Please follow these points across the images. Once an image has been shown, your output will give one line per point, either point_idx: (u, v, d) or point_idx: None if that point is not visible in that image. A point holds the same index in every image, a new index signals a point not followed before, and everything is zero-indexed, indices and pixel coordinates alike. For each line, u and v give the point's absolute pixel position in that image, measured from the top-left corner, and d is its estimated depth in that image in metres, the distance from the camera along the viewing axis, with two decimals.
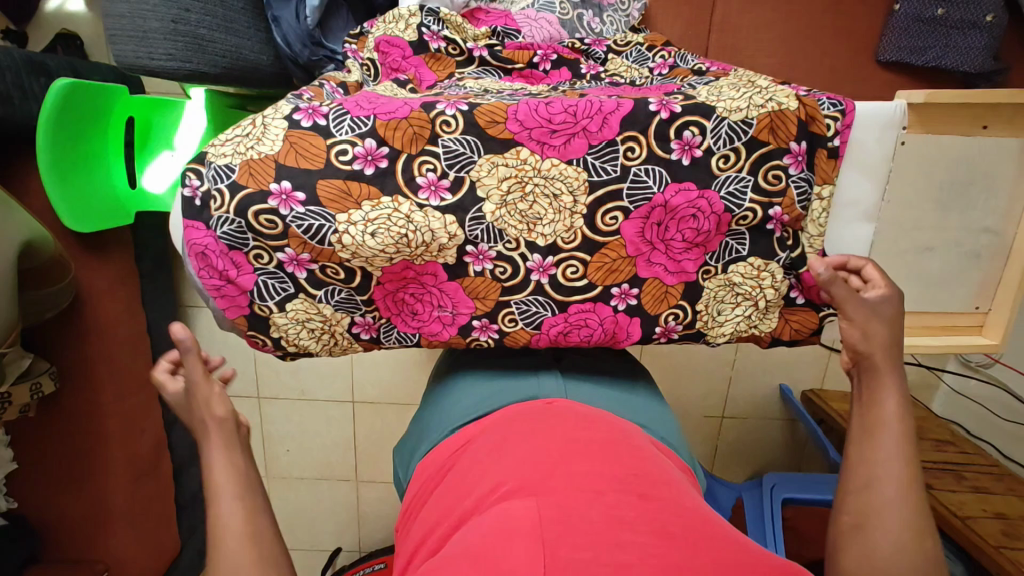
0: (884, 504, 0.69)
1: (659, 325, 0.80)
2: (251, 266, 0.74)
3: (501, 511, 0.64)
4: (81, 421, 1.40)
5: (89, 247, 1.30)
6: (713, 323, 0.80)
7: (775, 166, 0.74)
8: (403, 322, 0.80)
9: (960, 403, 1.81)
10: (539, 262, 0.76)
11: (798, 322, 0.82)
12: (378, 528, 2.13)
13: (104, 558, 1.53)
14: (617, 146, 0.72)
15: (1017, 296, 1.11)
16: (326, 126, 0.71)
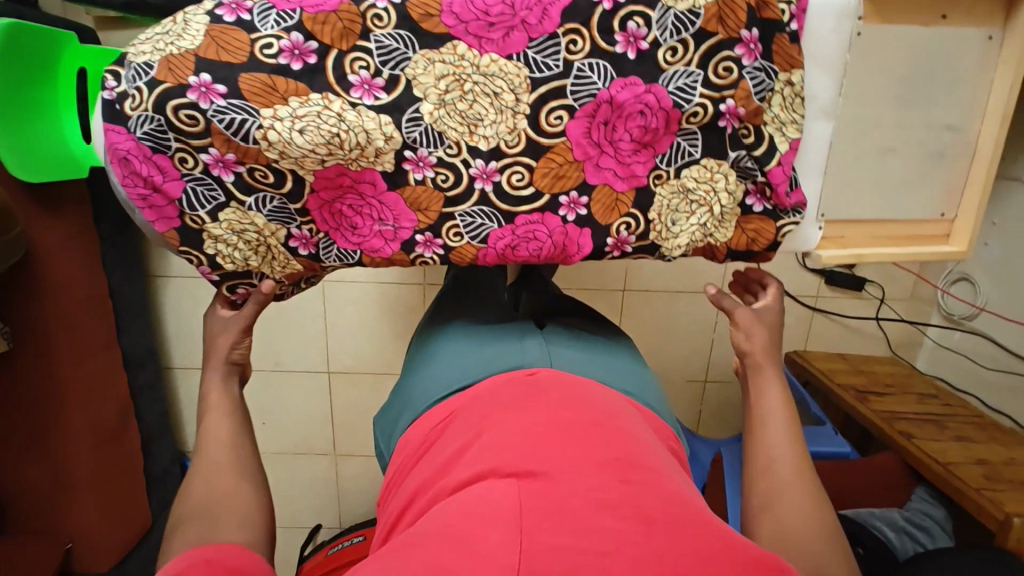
0: (780, 485, 0.81)
1: (611, 237, 0.85)
2: (177, 171, 0.78)
3: (480, 486, 0.65)
4: (39, 385, 1.36)
5: (41, 201, 1.25)
6: (666, 234, 0.86)
7: (726, 57, 0.79)
8: (343, 237, 0.83)
9: (943, 357, 1.80)
10: (481, 168, 0.81)
11: (754, 230, 0.88)
12: (357, 504, 2.09)
13: (68, 528, 1.49)
14: (558, 39, 0.77)
15: (984, 199, 0.96)
16: (250, 21, 0.75)
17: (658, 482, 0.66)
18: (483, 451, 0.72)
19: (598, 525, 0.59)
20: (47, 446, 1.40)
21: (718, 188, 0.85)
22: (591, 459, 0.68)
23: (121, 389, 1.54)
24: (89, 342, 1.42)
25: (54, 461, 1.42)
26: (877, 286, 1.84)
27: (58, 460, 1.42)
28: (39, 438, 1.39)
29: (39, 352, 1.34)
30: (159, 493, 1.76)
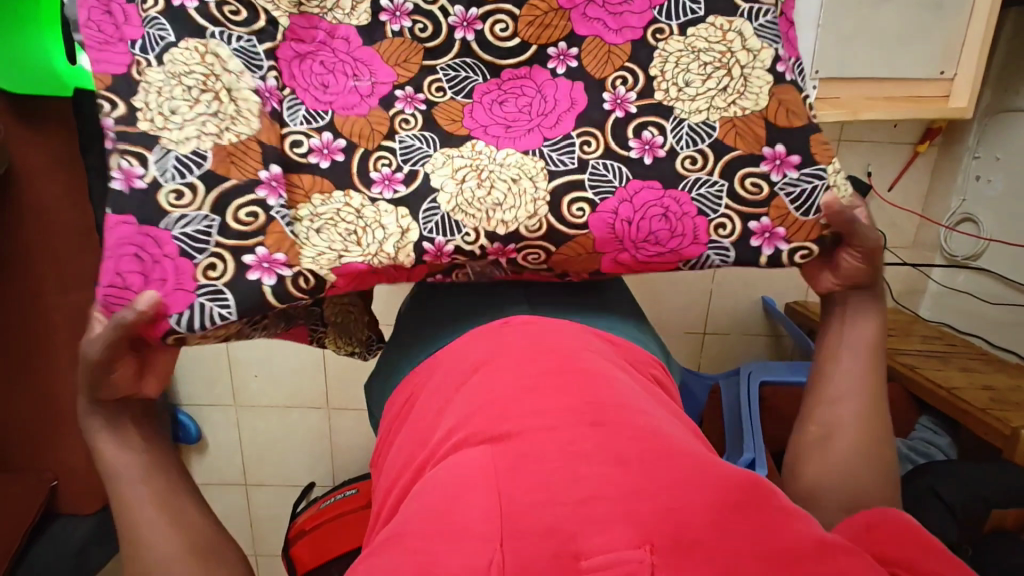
0: (844, 419, 0.78)
1: (608, 92, 0.80)
2: (139, 15, 0.73)
3: (450, 468, 0.58)
4: (25, 311, 1.34)
5: (27, 121, 1.24)
6: (675, 96, 0.79)
7: None
8: (312, 96, 0.80)
9: (946, 301, 1.76)
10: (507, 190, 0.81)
11: (788, 104, 0.78)
12: (352, 461, 2.07)
13: (54, 467, 1.46)
14: None
15: (980, 51, 1.26)
16: None
17: (632, 417, 0.60)
18: (455, 417, 0.65)
19: (575, 477, 0.53)
20: (35, 377, 1.39)
21: (733, 49, 0.78)
22: (560, 409, 0.60)
23: None
24: (75, 274, 1.39)
25: (44, 391, 1.40)
26: (878, 232, 1.81)
27: (47, 392, 1.40)
28: (27, 369, 1.38)
29: (24, 277, 1.32)
30: None
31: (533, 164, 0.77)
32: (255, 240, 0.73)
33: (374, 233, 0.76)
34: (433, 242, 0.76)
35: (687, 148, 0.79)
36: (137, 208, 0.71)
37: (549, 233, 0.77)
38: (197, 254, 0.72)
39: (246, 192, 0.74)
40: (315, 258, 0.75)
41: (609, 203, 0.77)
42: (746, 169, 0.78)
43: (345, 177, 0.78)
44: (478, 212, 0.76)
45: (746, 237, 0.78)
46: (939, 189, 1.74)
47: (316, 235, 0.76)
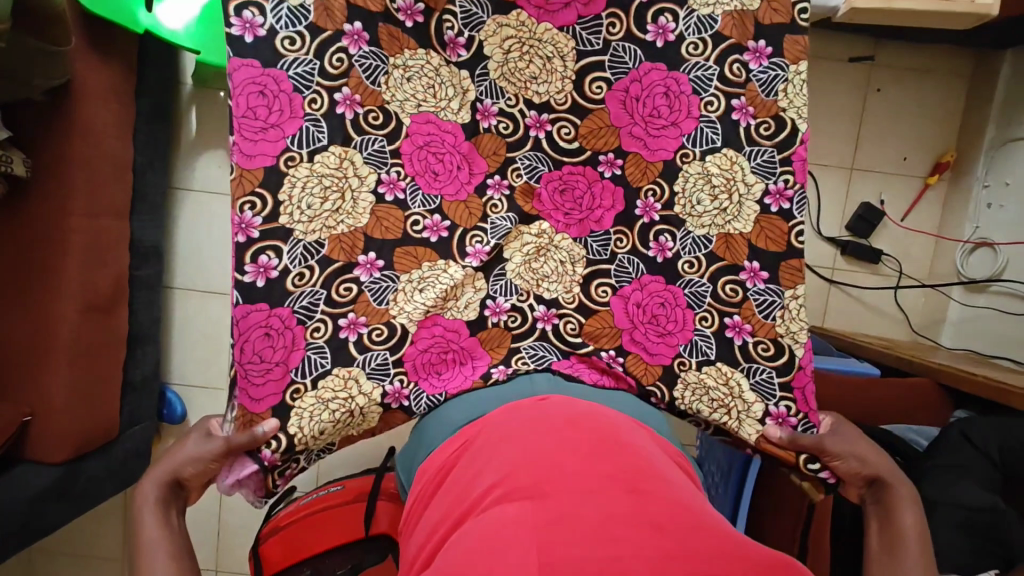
0: None
1: None
2: None
3: (494, 518, 0.58)
4: (47, 227, 1.34)
5: (94, 45, 1.33)
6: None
7: None
8: None
9: (967, 329, 1.72)
10: (544, 311, 0.96)
11: (777, 6, 0.92)
12: (340, 464, 1.92)
13: (33, 402, 1.37)
14: None
15: None
16: None
17: (671, 497, 0.60)
18: (497, 475, 0.65)
19: (616, 537, 0.53)
20: (37, 297, 1.36)
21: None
22: (597, 474, 0.62)
23: (121, 263, 1.49)
24: (102, 201, 1.41)
25: (44, 315, 1.35)
26: (893, 259, 1.82)
27: (46, 316, 1.36)
28: (33, 288, 1.36)
29: (53, 192, 1.34)
30: (133, 404, 1.62)
31: (565, 43, 0.95)
32: (338, 83, 0.91)
33: (446, 90, 0.95)
34: (480, 105, 0.96)
35: (693, 35, 0.93)
36: (262, 53, 0.88)
37: (573, 106, 0.96)
38: (306, 90, 0.90)
39: (335, 42, 0.90)
40: (399, 107, 0.94)
41: (625, 82, 0.95)
42: (733, 56, 0.93)
43: (427, 40, 0.94)
44: (517, 84, 0.96)
45: (728, 113, 0.93)
46: (951, 215, 1.79)
47: (405, 83, 0.94)
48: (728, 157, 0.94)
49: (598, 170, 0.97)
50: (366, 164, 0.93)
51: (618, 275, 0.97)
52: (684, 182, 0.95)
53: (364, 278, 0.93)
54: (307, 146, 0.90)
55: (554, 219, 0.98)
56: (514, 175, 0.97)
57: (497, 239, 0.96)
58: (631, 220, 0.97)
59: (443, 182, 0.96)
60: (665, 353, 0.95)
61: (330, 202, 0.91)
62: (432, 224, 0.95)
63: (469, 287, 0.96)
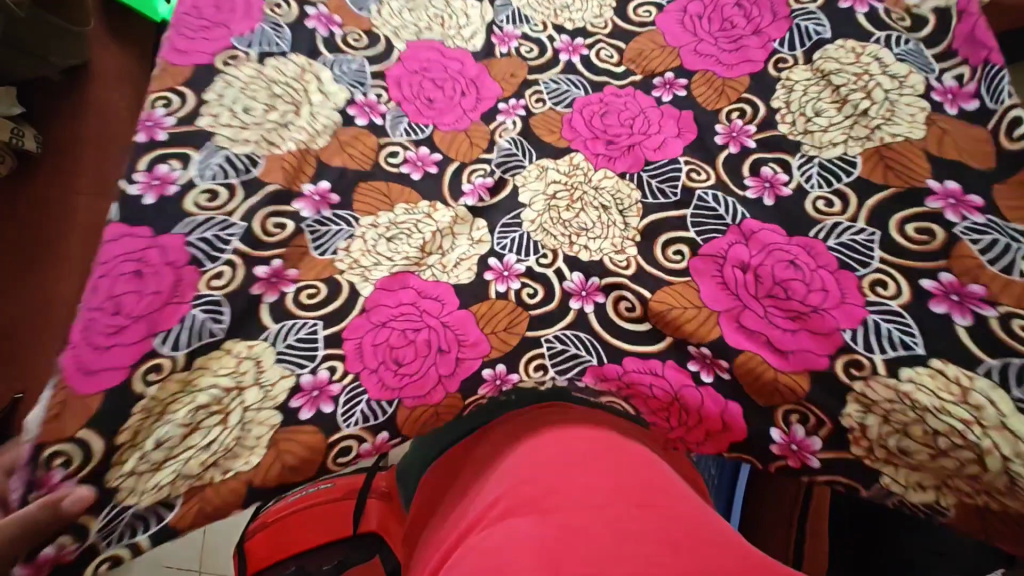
0: None
1: None
2: None
3: (490, 538, 0.52)
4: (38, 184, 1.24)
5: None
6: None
7: None
8: None
9: None
10: (578, 283, 0.81)
11: None
12: None
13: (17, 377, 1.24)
14: None
15: None
16: None
17: (686, 513, 0.54)
18: (506, 491, 0.59)
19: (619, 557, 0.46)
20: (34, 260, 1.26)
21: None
22: (610, 490, 0.56)
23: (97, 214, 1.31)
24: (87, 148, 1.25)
25: (39, 278, 1.25)
26: None
27: (44, 278, 1.25)
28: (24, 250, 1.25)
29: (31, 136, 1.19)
30: None
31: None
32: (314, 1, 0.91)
33: (457, 20, 0.94)
34: (502, 30, 0.95)
35: None
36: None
37: (614, 30, 0.97)
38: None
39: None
40: (393, 32, 0.92)
41: (675, 5, 0.98)
42: None
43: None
44: (546, 11, 0.97)
45: (833, 3, 0.96)
46: None
47: (405, 13, 0.93)
48: (824, 60, 0.92)
49: (654, 95, 0.92)
50: (335, 81, 0.87)
51: (703, 235, 0.83)
52: (785, 95, 0.91)
53: (306, 215, 0.79)
54: (256, 48, 0.85)
55: (598, 151, 0.89)
56: (536, 101, 0.91)
57: (508, 174, 0.86)
58: (713, 154, 0.89)
59: (438, 111, 0.88)
60: (812, 343, 0.75)
61: (277, 112, 0.82)
62: (412, 159, 0.85)
63: (457, 236, 0.82)
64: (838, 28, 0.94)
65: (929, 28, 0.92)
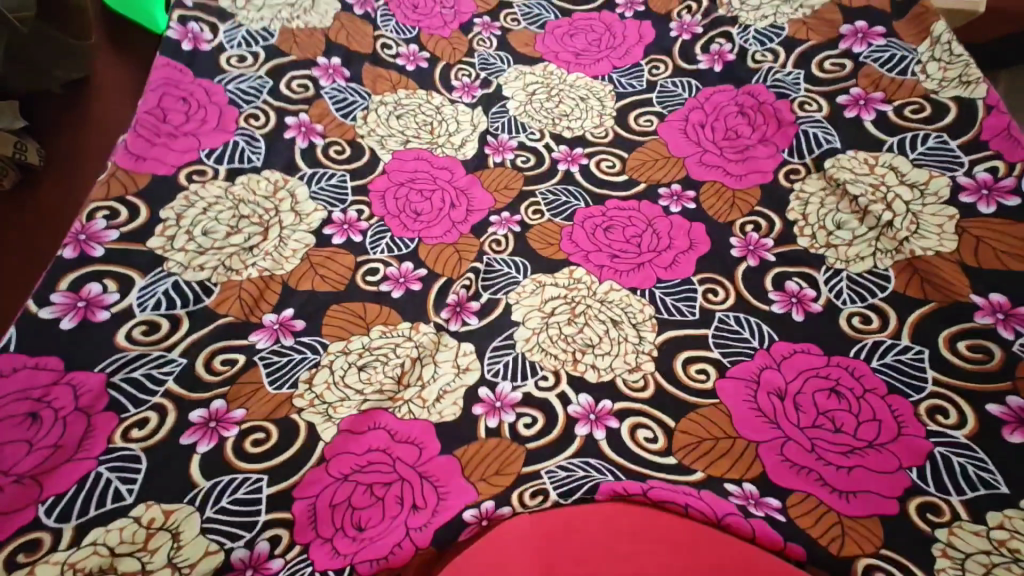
0: None
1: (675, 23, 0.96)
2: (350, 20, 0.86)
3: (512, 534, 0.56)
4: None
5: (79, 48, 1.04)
6: (736, 9, 0.95)
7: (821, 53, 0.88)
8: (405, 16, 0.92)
9: None
10: (586, 407, 0.64)
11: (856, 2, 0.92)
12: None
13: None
14: (641, 67, 0.91)
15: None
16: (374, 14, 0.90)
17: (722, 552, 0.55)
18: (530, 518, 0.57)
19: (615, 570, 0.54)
20: None
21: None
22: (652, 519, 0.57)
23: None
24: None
25: None
26: None
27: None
28: None
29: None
30: None
31: (601, 88, 0.88)
32: (296, 109, 0.80)
33: (447, 126, 0.82)
34: (496, 139, 0.82)
35: (757, 47, 0.90)
36: (202, 63, 0.80)
37: (615, 139, 0.84)
38: (245, 105, 0.79)
39: (303, 69, 0.83)
40: (378, 142, 0.80)
41: (682, 113, 0.86)
42: (823, 54, 0.88)
43: (430, 83, 0.86)
44: (545, 118, 0.85)
45: (839, 111, 0.83)
46: None
47: (391, 119, 0.81)
48: (837, 168, 0.79)
49: (662, 206, 0.78)
50: (312, 200, 0.74)
51: (727, 357, 0.67)
52: (800, 207, 0.77)
53: (262, 346, 0.64)
54: (226, 163, 0.74)
55: (602, 262, 0.73)
56: (532, 213, 0.77)
57: (490, 292, 0.71)
58: (730, 268, 0.73)
59: (426, 224, 0.74)
60: (873, 480, 0.59)
61: (242, 236, 0.70)
62: (392, 274, 0.71)
63: (439, 364, 0.65)
64: (847, 134, 0.82)
65: (950, 117, 0.79)
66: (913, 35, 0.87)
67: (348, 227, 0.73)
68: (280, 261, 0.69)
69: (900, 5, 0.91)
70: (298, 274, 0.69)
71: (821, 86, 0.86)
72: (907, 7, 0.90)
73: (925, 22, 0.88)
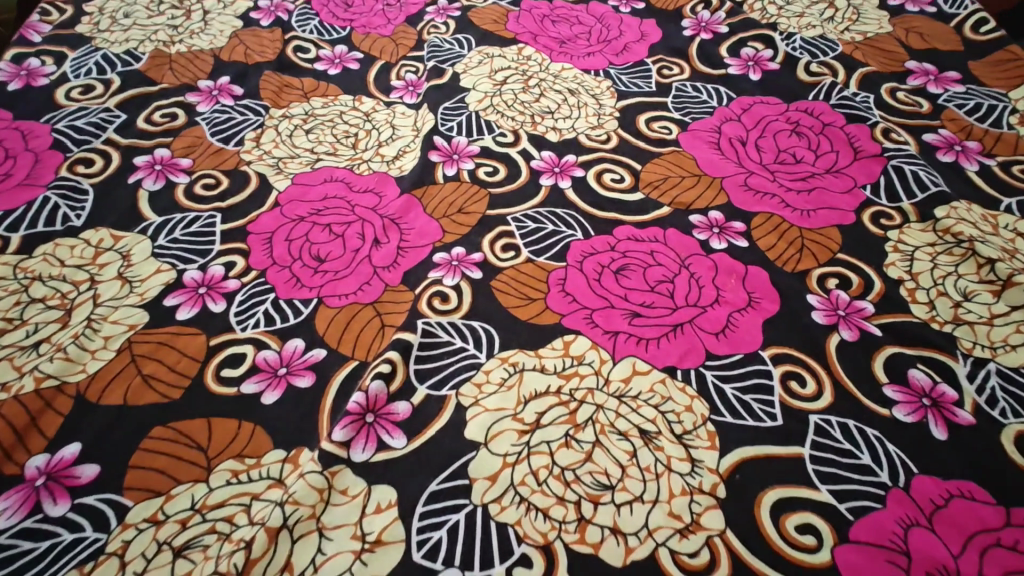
0: None
1: (688, 19, 0.77)
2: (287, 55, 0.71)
3: None
4: None
5: None
6: (772, 15, 0.78)
7: (892, 88, 0.69)
8: (332, 17, 0.76)
9: None
10: None
11: (924, 31, 0.76)
12: None
13: None
14: (646, 67, 0.71)
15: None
16: (289, 21, 0.75)
17: None
18: None
19: None
20: None
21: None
22: None
23: None
24: None
25: None
26: None
27: None
28: None
29: None
30: None
31: (595, 83, 0.68)
32: (155, 142, 0.61)
33: (378, 134, 0.63)
34: (451, 143, 0.62)
35: (806, 57, 0.72)
36: (31, 102, 0.63)
37: (621, 145, 0.63)
38: (75, 147, 0.60)
39: (176, 96, 0.65)
40: (275, 166, 0.60)
41: (710, 121, 0.65)
42: (888, 85, 0.69)
43: (360, 86, 0.68)
44: (521, 117, 0.65)
45: (929, 151, 0.63)
46: None
47: (299, 135, 0.62)
48: (953, 220, 0.56)
49: (696, 239, 0.55)
50: (159, 259, 0.53)
51: (844, 501, 0.42)
52: (904, 261, 0.54)
53: (3, 525, 0.39)
54: (25, 229, 0.53)
55: (615, 329, 0.49)
56: (501, 249, 0.54)
57: (431, 387, 0.47)
58: (818, 341, 0.49)
59: (333, 275, 0.52)
60: None
61: (25, 329, 0.47)
62: (267, 362, 0.47)
63: (325, 539, 0.40)
64: (951, 184, 0.60)
65: None
66: (1001, 81, 0.70)
67: (207, 292, 0.51)
68: (76, 362, 0.46)
69: (973, 41, 0.74)
70: (105, 382, 0.45)
71: (902, 117, 0.66)
72: (987, 49, 0.73)
73: (1014, 69, 0.71)
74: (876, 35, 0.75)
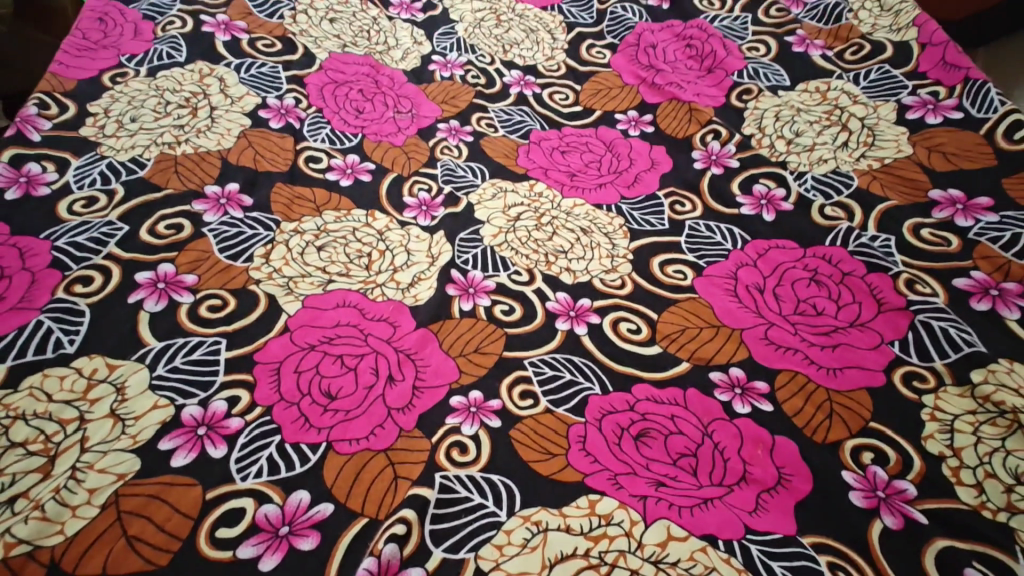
0: None
1: (700, 153, 0.81)
2: (302, 164, 0.72)
3: None
4: None
5: None
6: (781, 152, 0.81)
7: (917, 226, 0.72)
8: (344, 124, 0.78)
9: None
10: None
11: (949, 147, 0.80)
12: None
13: None
14: (660, 202, 0.74)
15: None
16: (299, 126, 0.76)
17: None
18: None
19: None
20: None
21: (842, 106, 0.86)
22: None
23: None
24: None
25: None
26: None
27: None
28: None
29: None
30: None
31: (608, 221, 0.71)
32: (158, 257, 0.61)
33: (394, 257, 0.64)
34: (467, 276, 0.64)
35: (820, 199, 0.76)
36: (28, 212, 0.62)
37: (634, 291, 0.65)
38: (75, 265, 0.59)
39: (180, 203, 0.66)
40: (285, 285, 0.61)
41: (725, 266, 0.68)
42: (913, 220, 0.73)
43: (373, 201, 0.70)
44: (535, 255, 0.67)
45: (960, 300, 0.65)
46: None
47: (311, 252, 0.63)
48: (992, 387, 0.58)
49: (719, 401, 0.57)
50: (156, 392, 0.52)
51: None
52: (944, 436, 0.55)
53: None
54: (11, 360, 0.52)
55: (643, 492, 0.50)
56: (519, 397, 0.55)
57: (448, 551, 0.46)
58: (859, 531, 0.49)
59: (344, 415, 0.52)
60: None
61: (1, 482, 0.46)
62: (268, 520, 0.46)
63: None
64: (985, 336, 0.63)
65: None
66: None
67: (208, 433, 0.50)
68: (54, 522, 0.45)
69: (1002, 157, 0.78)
70: (87, 543, 0.44)
71: (924, 260, 0.69)
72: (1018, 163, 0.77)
73: None
74: (893, 161, 0.79)
